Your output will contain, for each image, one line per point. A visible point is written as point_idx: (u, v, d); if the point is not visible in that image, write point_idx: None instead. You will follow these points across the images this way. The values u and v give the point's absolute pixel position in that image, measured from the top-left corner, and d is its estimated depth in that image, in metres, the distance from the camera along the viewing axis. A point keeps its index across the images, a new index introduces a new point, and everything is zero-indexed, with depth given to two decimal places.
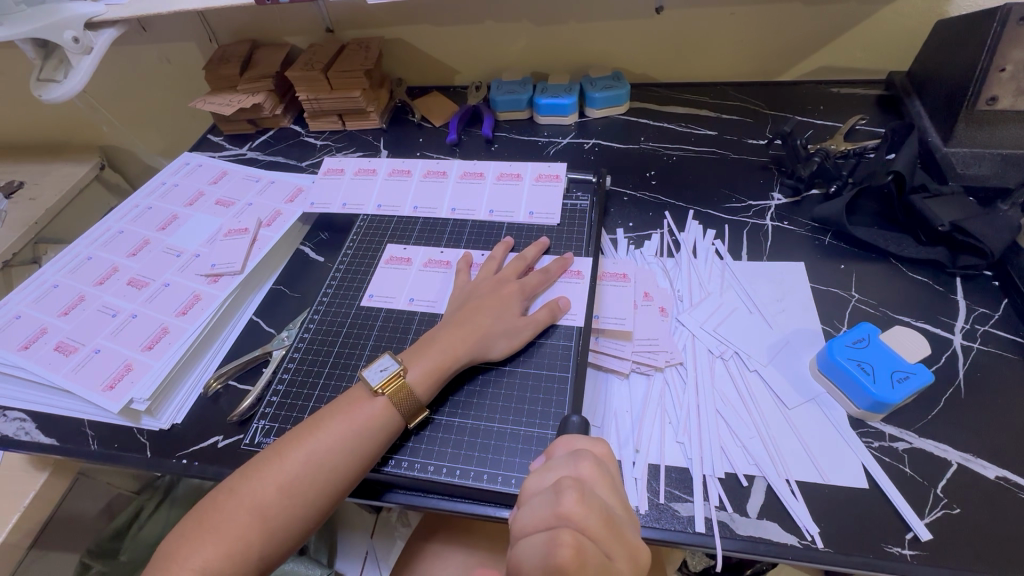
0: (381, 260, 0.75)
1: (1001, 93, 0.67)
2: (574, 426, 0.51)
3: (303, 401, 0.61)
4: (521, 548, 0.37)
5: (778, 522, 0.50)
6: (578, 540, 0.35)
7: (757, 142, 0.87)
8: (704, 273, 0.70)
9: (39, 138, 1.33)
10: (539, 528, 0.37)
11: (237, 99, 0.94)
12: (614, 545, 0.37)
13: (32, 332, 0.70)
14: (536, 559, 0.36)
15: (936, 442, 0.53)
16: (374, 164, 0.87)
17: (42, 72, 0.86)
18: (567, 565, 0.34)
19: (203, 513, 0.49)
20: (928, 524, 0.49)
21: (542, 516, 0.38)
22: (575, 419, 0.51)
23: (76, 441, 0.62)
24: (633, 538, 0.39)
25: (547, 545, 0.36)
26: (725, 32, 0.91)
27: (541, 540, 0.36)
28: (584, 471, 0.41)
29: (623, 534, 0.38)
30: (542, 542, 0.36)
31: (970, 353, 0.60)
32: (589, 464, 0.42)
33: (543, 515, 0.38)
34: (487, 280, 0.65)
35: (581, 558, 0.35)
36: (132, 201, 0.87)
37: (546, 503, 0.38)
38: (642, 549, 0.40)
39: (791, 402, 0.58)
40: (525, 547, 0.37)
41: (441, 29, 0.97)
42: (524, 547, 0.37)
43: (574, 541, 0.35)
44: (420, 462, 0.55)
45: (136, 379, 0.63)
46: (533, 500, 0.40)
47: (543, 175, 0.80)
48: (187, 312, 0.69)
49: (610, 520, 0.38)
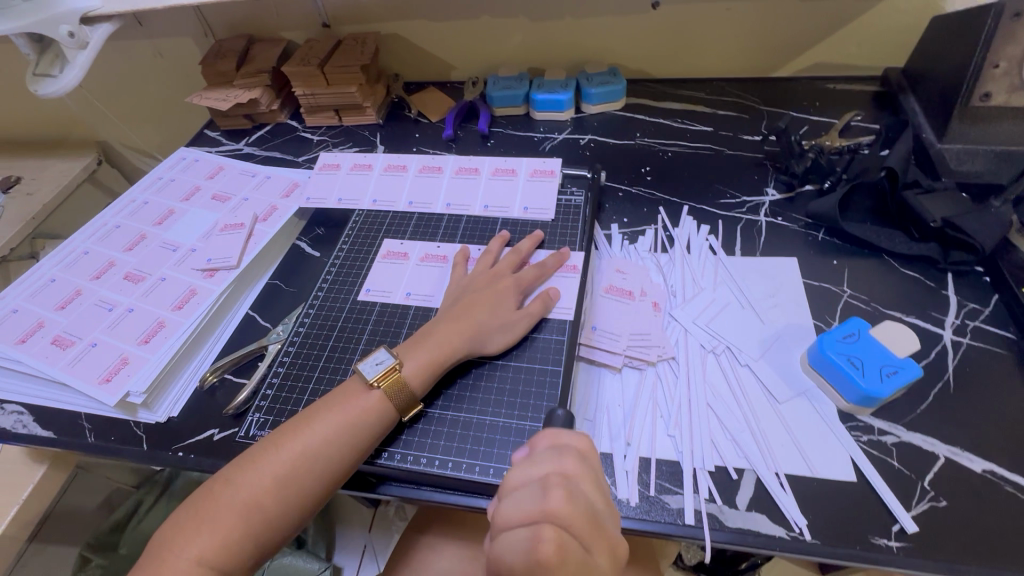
0: (377, 255, 0.75)
1: (995, 89, 0.68)
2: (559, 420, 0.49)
3: (299, 394, 0.61)
4: (502, 542, 0.38)
5: (767, 514, 0.50)
6: (561, 538, 0.36)
7: (752, 138, 0.87)
8: (698, 269, 0.71)
9: (36, 134, 1.33)
10: (522, 522, 0.38)
11: (234, 95, 0.95)
12: (595, 540, 0.38)
13: (29, 325, 0.70)
14: (518, 551, 0.36)
15: (924, 436, 0.54)
16: (369, 159, 0.87)
17: (38, 67, 0.86)
18: (550, 561, 0.35)
19: (199, 503, 0.49)
20: (915, 516, 0.49)
21: (528, 511, 0.38)
22: (560, 413, 0.49)
23: (73, 434, 0.63)
24: (614, 533, 0.40)
25: (531, 539, 0.36)
26: (721, 28, 0.91)
27: (521, 534, 0.37)
28: (570, 468, 0.41)
29: (604, 530, 0.39)
30: (524, 537, 0.37)
31: (961, 349, 0.60)
32: (574, 459, 0.42)
33: (527, 510, 0.38)
34: (484, 274, 0.66)
35: (564, 556, 0.36)
36: (129, 195, 0.87)
37: (532, 498, 0.38)
38: (620, 541, 0.41)
39: (782, 396, 0.58)
40: (507, 539, 0.37)
41: (438, 25, 0.97)
42: (506, 540, 0.37)
43: (557, 538, 0.36)
44: (413, 454, 0.55)
45: (133, 372, 0.63)
46: (514, 492, 0.40)
47: (539, 171, 0.81)
48: (183, 306, 0.70)
49: (592, 520, 0.39)
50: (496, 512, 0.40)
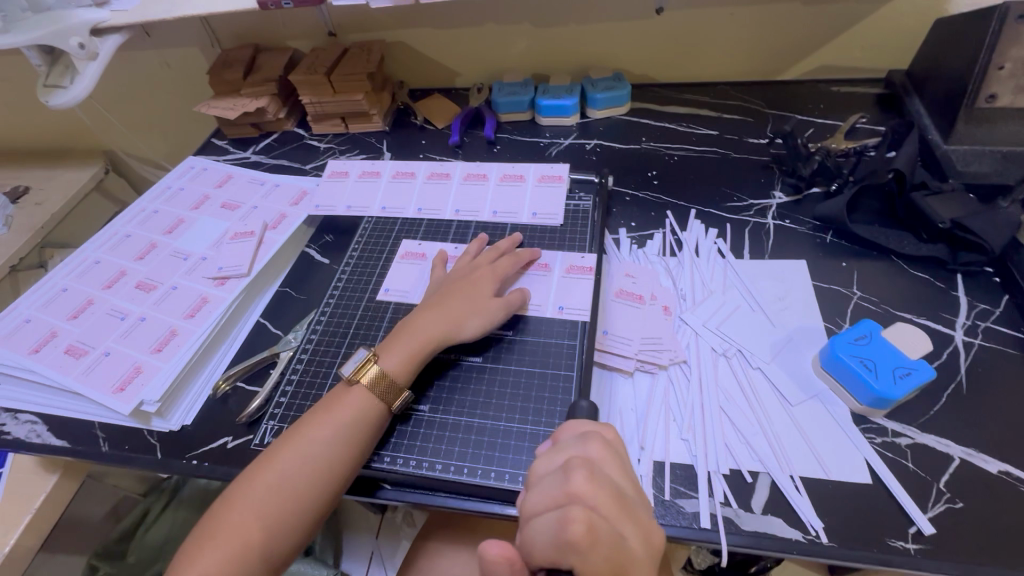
0: (397, 255, 0.76)
1: (1000, 90, 0.68)
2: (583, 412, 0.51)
3: (312, 401, 0.61)
4: (531, 528, 0.38)
5: (782, 517, 0.50)
6: (590, 517, 0.37)
7: (757, 141, 0.88)
8: (707, 272, 0.71)
9: (43, 145, 1.34)
10: (548, 507, 0.38)
11: (242, 104, 0.95)
12: (625, 521, 0.38)
13: (42, 335, 0.70)
14: (548, 534, 0.37)
15: (938, 437, 0.54)
16: (377, 166, 0.88)
17: (48, 78, 0.86)
18: (580, 541, 0.35)
19: (207, 522, 0.50)
20: (932, 518, 0.49)
21: (552, 495, 0.39)
22: (585, 404, 0.52)
23: (86, 443, 0.63)
24: (647, 517, 0.40)
25: (559, 522, 0.37)
26: (725, 33, 0.91)
27: (551, 519, 0.37)
28: (594, 453, 0.41)
29: (636, 514, 0.39)
30: (552, 520, 0.37)
31: (972, 350, 0.60)
32: (599, 446, 0.42)
33: (552, 493, 0.39)
34: (461, 267, 0.67)
35: (592, 536, 0.36)
36: (138, 204, 0.88)
37: (556, 482, 0.39)
38: (655, 528, 0.40)
39: (795, 398, 0.58)
40: (535, 526, 0.38)
41: (444, 32, 0.98)
42: (536, 527, 0.38)
43: (586, 517, 0.37)
44: (427, 460, 0.55)
45: (147, 381, 0.64)
46: (540, 480, 0.41)
47: (546, 176, 0.81)
48: (195, 315, 0.70)
49: (621, 500, 0.39)
50: (522, 503, 0.41)
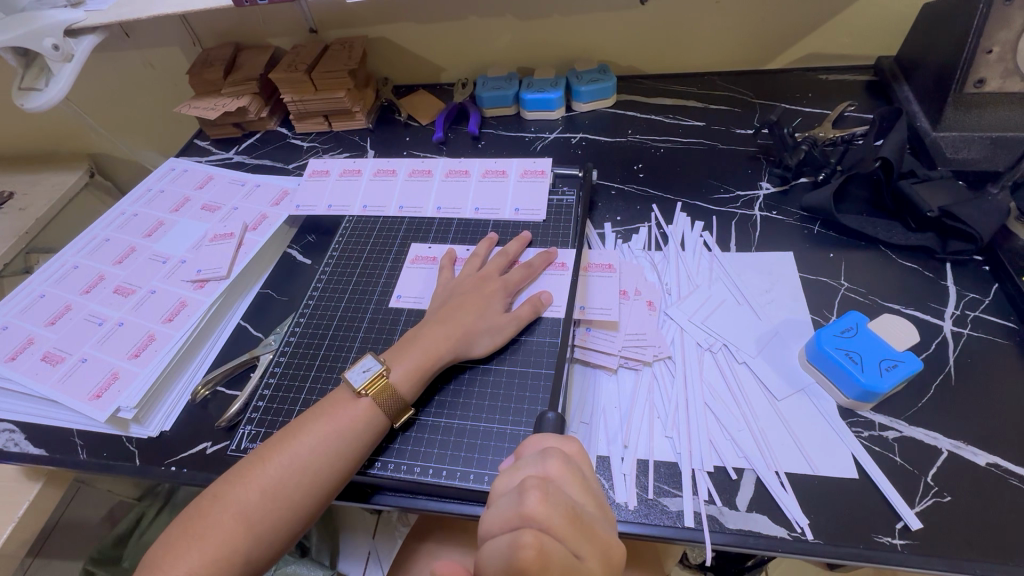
0: (406, 260, 0.73)
1: (989, 74, 0.66)
2: (550, 425, 0.49)
3: (290, 404, 0.60)
4: (486, 550, 0.37)
5: (768, 515, 0.49)
6: (542, 541, 0.35)
7: (744, 132, 0.86)
8: (693, 266, 0.70)
9: (27, 149, 1.33)
10: (504, 528, 0.37)
11: (222, 104, 0.94)
12: (583, 543, 0.37)
13: (19, 342, 0.69)
14: (500, 558, 0.35)
15: (926, 430, 0.53)
16: (359, 164, 0.87)
17: (23, 81, 0.85)
18: (530, 567, 0.34)
19: (187, 522, 0.48)
20: (919, 513, 0.48)
21: (507, 517, 0.37)
22: (551, 418, 0.49)
23: (64, 451, 0.62)
24: (606, 533, 0.39)
25: (511, 546, 0.35)
26: (710, 22, 0.90)
27: (504, 541, 0.36)
28: (552, 470, 0.40)
29: (594, 532, 0.38)
30: (505, 543, 0.36)
31: (961, 340, 0.59)
32: (558, 462, 0.41)
33: (507, 515, 0.37)
34: (471, 277, 0.65)
35: (544, 560, 0.34)
36: (118, 207, 0.86)
37: (510, 502, 0.37)
38: (616, 544, 0.39)
39: (780, 392, 0.57)
40: (490, 549, 0.37)
41: (426, 27, 0.96)
42: (490, 549, 0.37)
43: (537, 542, 0.35)
44: (406, 463, 0.54)
45: (124, 387, 0.63)
46: (499, 499, 0.39)
47: (529, 171, 0.80)
48: (173, 319, 0.69)
49: (577, 519, 0.37)
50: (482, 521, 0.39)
